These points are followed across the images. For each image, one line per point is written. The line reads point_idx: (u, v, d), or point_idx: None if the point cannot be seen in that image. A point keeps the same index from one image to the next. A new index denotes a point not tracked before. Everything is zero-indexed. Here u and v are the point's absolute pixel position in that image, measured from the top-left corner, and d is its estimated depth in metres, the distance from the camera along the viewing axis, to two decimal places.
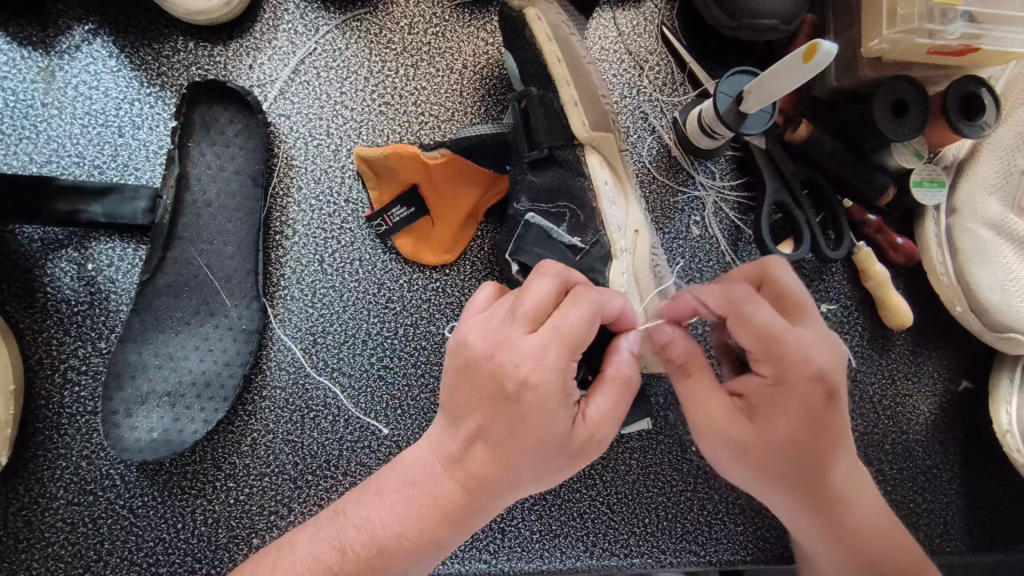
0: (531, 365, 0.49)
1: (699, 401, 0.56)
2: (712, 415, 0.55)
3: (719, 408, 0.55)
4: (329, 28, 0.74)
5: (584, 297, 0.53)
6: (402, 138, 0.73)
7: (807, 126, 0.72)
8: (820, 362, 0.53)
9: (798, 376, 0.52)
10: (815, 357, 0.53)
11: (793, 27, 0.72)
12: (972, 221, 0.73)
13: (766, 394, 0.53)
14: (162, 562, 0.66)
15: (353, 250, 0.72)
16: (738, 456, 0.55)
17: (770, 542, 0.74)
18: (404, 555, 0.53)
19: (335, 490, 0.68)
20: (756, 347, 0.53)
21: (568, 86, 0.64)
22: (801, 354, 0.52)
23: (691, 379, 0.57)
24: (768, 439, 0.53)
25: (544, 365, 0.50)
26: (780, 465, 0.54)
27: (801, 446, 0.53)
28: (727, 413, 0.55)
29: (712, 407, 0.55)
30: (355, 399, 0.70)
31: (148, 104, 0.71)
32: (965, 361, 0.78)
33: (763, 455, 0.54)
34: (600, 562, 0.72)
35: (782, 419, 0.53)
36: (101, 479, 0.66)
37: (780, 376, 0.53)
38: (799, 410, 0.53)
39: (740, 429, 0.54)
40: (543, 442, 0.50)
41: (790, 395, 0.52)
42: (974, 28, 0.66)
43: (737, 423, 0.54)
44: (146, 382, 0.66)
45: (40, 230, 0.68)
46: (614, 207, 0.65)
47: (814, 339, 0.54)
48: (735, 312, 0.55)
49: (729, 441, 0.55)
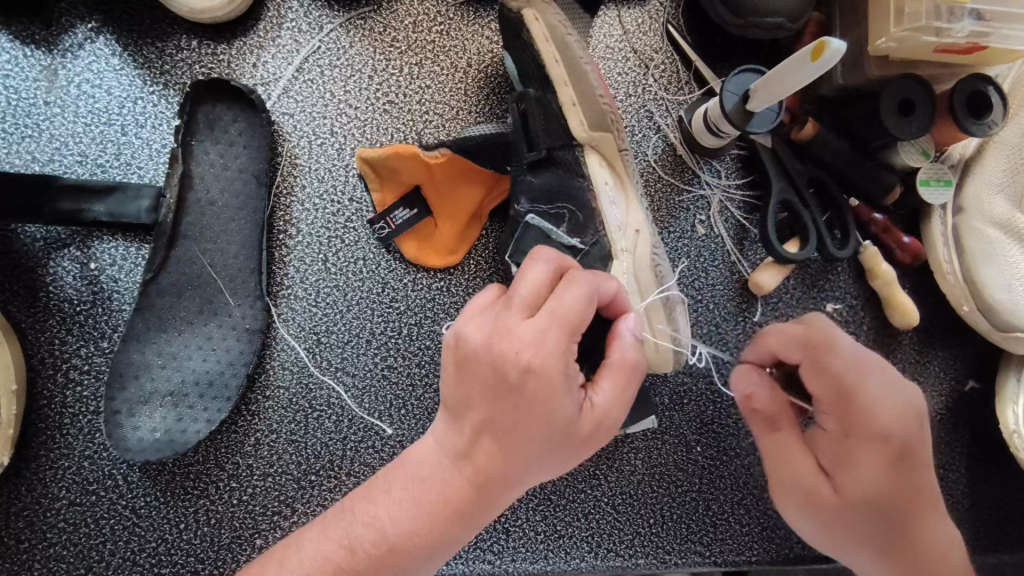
0: (532, 350, 0.50)
1: (785, 456, 0.57)
2: (792, 472, 0.56)
3: (805, 465, 0.56)
4: (333, 26, 0.73)
5: (578, 280, 0.53)
6: (406, 137, 0.73)
7: (813, 124, 0.72)
8: (891, 421, 0.52)
9: (872, 428, 0.52)
10: (889, 416, 0.52)
11: (799, 25, 0.72)
12: (979, 219, 0.72)
13: (839, 447, 0.54)
14: (165, 563, 0.66)
15: (357, 250, 0.71)
16: (816, 514, 0.56)
17: (776, 542, 0.74)
18: (415, 552, 0.53)
19: (339, 490, 0.68)
20: (826, 395, 0.54)
21: (564, 88, 0.63)
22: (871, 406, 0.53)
23: (773, 435, 0.58)
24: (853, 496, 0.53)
25: (544, 349, 0.50)
26: (863, 523, 0.54)
27: (884, 504, 0.53)
28: (809, 473, 0.56)
29: (796, 465, 0.56)
30: (359, 399, 0.69)
31: (151, 103, 0.71)
32: (971, 361, 0.78)
33: (843, 517, 0.54)
34: (605, 563, 0.72)
35: (867, 471, 0.53)
36: (104, 480, 0.66)
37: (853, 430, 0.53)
38: (886, 463, 0.53)
39: (819, 491, 0.55)
40: (552, 431, 0.50)
41: (868, 448, 0.53)
42: (982, 26, 0.66)
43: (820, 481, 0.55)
44: (149, 382, 0.66)
45: (42, 229, 0.68)
46: (614, 208, 0.64)
47: (889, 394, 0.53)
48: (809, 362, 0.55)
49: (811, 499, 0.55)
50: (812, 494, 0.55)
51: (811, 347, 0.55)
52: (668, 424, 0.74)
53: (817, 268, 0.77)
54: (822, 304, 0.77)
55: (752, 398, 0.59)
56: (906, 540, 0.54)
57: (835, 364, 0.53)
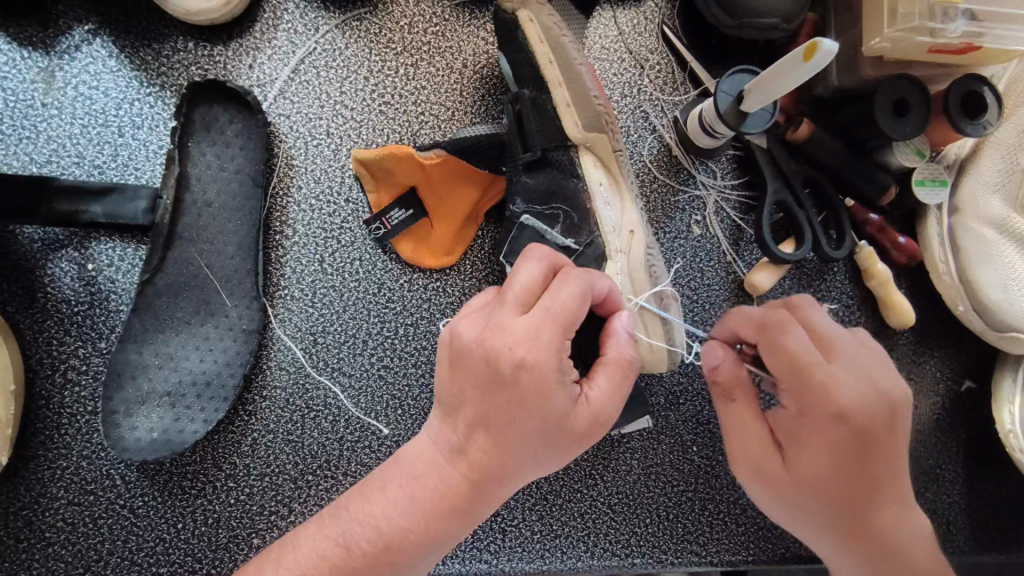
0: (526, 346, 0.50)
1: (736, 428, 0.57)
2: (745, 446, 0.56)
3: (757, 440, 0.56)
4: (329, 27, 0.73)
5: (572, 277, 0.53)
6: (401, 138, 0.73)
7: (808, 125, 0.72)
8: (849, 407, 0.51)
9: (826, 413, 0.51)
10: (850, 404, 0.51)
11: (794, 26, 0.72)
12: (975, 220, 0.73)
13: (794, 426, 0.53)
14: (163, 562, 0.66)
15: (353, 251, 0.71)
16: (767, 488, 0.56)
17: (772, 542, 0.74)
18: (410, 550, 0.53)
19: (336, 490, 0.68)
20: (780, 376, 0.53)
21: (559, 88, 0.64)
22: (826, 390, 0.51)
23: (727, 408, 0.57)
24: (802, 475, 0.53)
25: (537, 344, 0.50)
26: (811, 502, 0.54)
27: (834, 487, 0.53)
28: (761, 448, 0.55)
29: (748, 439, 0.56)
30: (356, 399, 0.70)
31: (148, 104, 0.71)
32: (968, 361, 0.78)
33: (791, 494, 0.54)
34: (600, 563, 0.72)
35: (820, 454, 0.52)
36: (102, 479, 0.66)
37: (805, 411, 0.52)
38: (840, 447, 0.52)
39: (769, 466, 0.55)
40: (546, 425, 0.50)
41: (821, 432, 0.52)
42: (976, 26, 0.66)
43: (771, 457, 0.55)
44: (147, 382, 0.66)
45: (40, 230, 0.68)
46: (608, 208, 0.65)
47: (852, 380, 0.51)
48: (765, 343, 0.53)
49: (762, 475, 0.55)
50: (762, 469, 0.55)
51: (768, 327, 0.53)
52: (664, 424, 0.74)
53: (813, 268, 0.77)
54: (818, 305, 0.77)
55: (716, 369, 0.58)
56: (858, 520, 0.54)
57: (794, 348, 0.52)
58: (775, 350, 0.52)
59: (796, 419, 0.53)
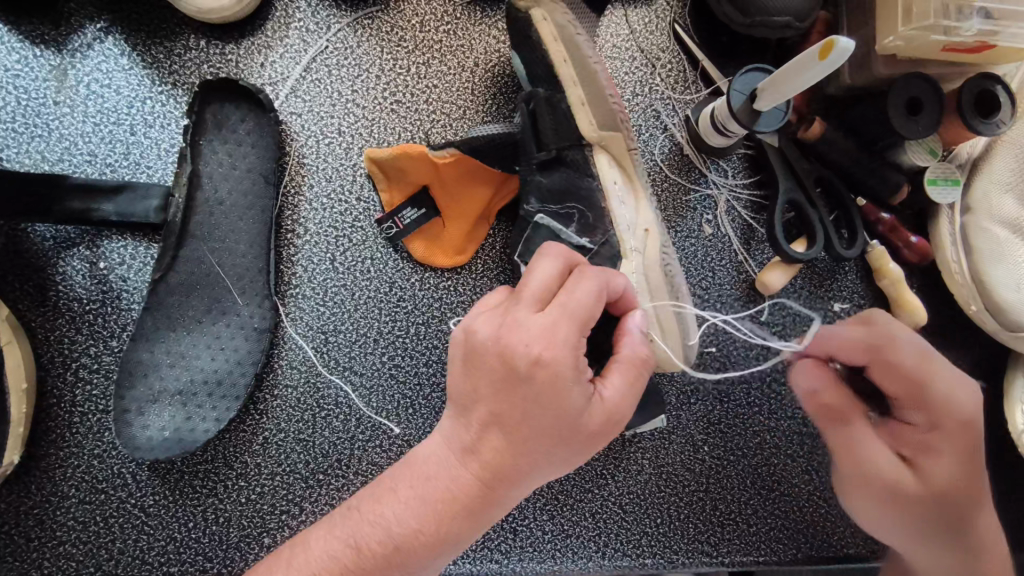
0: (542, 342, 0.50)
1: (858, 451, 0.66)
2: (873, 459, 0.64)
3: (883, 452, 0.64)
4: (340, 26, 0.73)
5: (587, 275, 0.54)
6: (413, 137, 0.73)
7: (821, 124, 0.72)
8: (959, 407, 0.64)
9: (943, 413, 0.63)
10: (963, 399, 0.64)
11: (807, 24, 0.71)
12: (985, 219, 0.72)
13: (913, 435, 0.63)
14: (173, 562, 0.66)
15: (365, 250, 0.71)
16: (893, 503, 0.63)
17: (783, 543, 0.74)
18: (422, 550, 0.53)
19: (347, 490, 0.68)
20: (908, 390, 0.64)
21: (574, 88, 0.63)
22: (948, 395, 0.64)
23: (849, 426, 0.68)
24: (934, 483, 0.60)
25: (554, 341, 0.50)
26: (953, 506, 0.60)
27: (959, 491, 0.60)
28: (890, 461, 0.63)
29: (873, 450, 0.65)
30: (367, 398, 0.69)
31: (160, 103, 0.71)
32: (979, 361, 0.78)
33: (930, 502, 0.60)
34: (612, 563, 0.72)
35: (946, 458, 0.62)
36: (113, 478, 0.66)
37: (929, 417, 0.63)
38: (954, 447, 0.63)
39: (902, 478, 0.62)
40: (561, 421, 0.50)
41: (941, 432, 0.63)
42: (990, 25, 0.65)
43: (903, 471, 0.62)
44: (158, 381, 0.66)
45: (51, 228, 0.68)
46: (624, 207, 0.65)
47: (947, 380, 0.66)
48: (881, 359, 0.66)
49: (894, 483, 0.63)
50: (894, 481, 0.63)
51: (884, 342, 0.67)
52: (676, 423, 0.74)
53: (824, 268, 0.77)
54: (830, 305, 0.77)
55: (819, 394, 0.70)
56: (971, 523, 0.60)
57: (899, 360, 0.65)
58: (893, 365, 0.65)
59: (923, 428, 0.63)
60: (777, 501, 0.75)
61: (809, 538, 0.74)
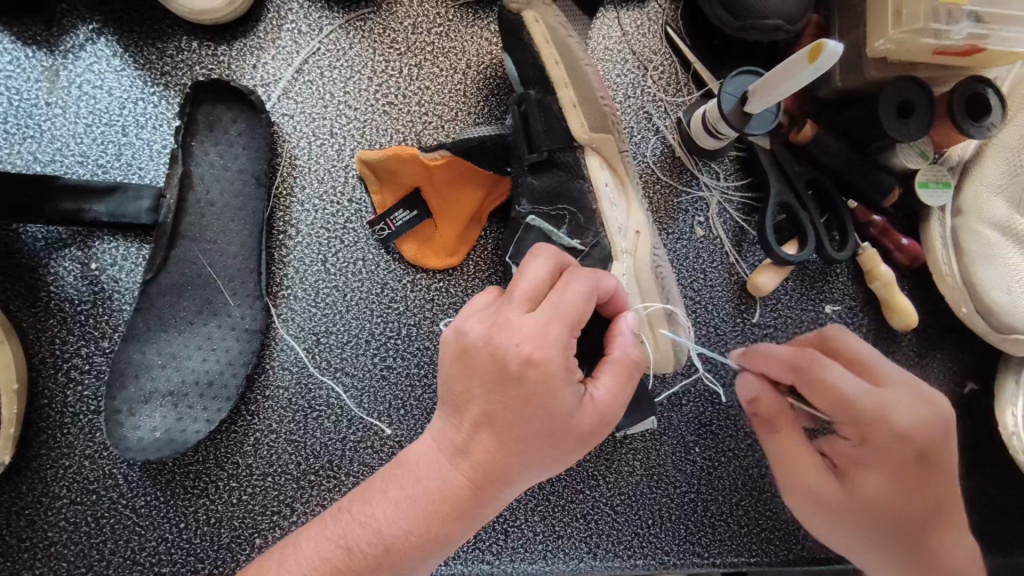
0: (534, 342, 0.50)
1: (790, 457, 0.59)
2: (807, 471, 0.58)
3: (813, 465, 0.59)
4: (332, 27, 0.74)
5: (579, 275, 0.54)
6: (405, 138, 0.73)
7: (812, 125, 0.72)
8: (909, 426, 0.55)
9: (883, 440, 0.55)
10: (899, 419, 0.55)
11: (798, 27, 0.71)
12: (975, 222, 0.72)
13: (855, 453, 0.57)
14: (165, 562, 0.66)
15: (357, 251, 0.72)
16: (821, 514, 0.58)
17: (774, 544, 0.74)
18: (412, 552, 0.53)
19: (338, 490, 0.68)
20: (840, 414, 0.55)
21: (565, 90, 0.64)
22: (878, 414, 0.55)
23: (777, 437, 0.60)
24: (861, 496, 0.56)
25: (545, 341, 0.50)
26: (878, 525, 0.56)
27: (892, 510, 0.56)
28: (819, 470, 0.58)
29: (803, 463, 0.59)
30: (358, 399, 0.70)
31: (152, 104, 0.71)
32: (969, 362, 0.78)
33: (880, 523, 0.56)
34: (603, 564, 0.72)
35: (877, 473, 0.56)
36: (104, 479, 0.66)
37: (866, 437, 0.55)
38: (891, 466, 0.56)
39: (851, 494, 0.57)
40: (551, 421, 0.50)
41: (885, 456, 0.55)
42: (981, 28, 0.66)
43: (829, 480, 0.58)
44: (149, 382, 0.66)
45: (43, 229, 0.68)
46: (615, 207, 0.65)
47: (901, 395, 0.56)
48: (803, 380, 0.56)
49: (819, 498, 0.58)
50: (821, 496, 0.58)
51: (807, 367, 0.56)
52: (667, 425, 0.74)
53: (816, 271, 0.77)
54: (821, 307, 0.77)
55: (755, 402, 0.61)
56: (926, 537, 0.57)
57: (832, 378, 0.55)
58: (824, 385, 0.55)
59: (858, 449, 0.57)
60: (768, 502, 0.75)
61: (800, 539, 0.75)
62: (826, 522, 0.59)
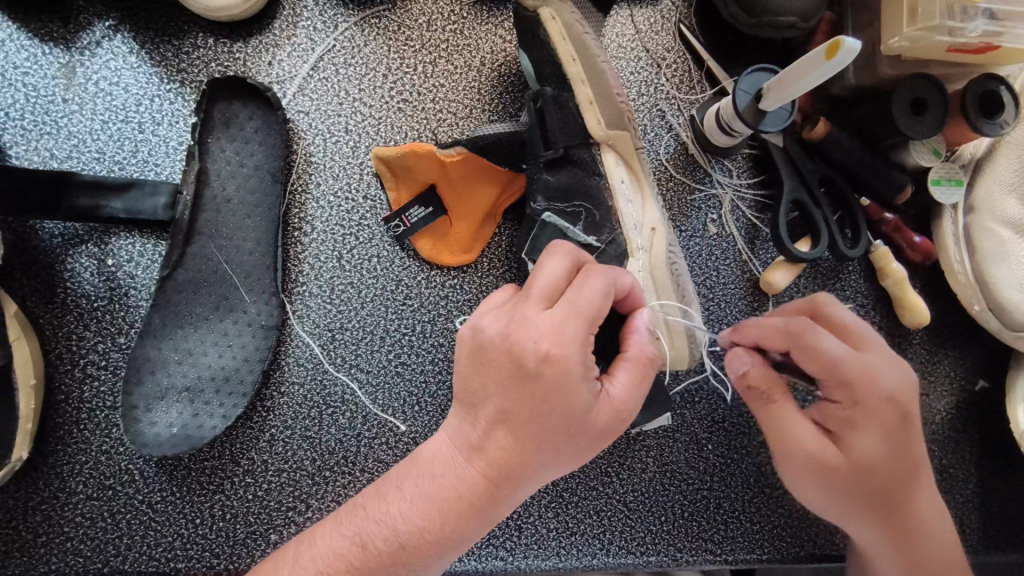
0: (551, 339, 0.50)
1: (784, 427, 0.58)
2: (803, 441, 0.57)
3: (810, 431, 0.58)
4: (348, 25, 0.74)
5: (595, 272, 0.54)
6: (419, 135, 0.73)
7: (825, 124, 0.72)
8: (893, 387, 0.56)
9: (875, 402, 0.55)
10: (885, 380, 0.56)
11: (813, 25, 0.72)
12: (988, 220, 0.73)
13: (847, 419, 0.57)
14: (180, 558, 0.66)
15: (371, 247, 0.72)
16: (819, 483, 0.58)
17: (787, 541, 0.75)
18: (428, 548, 0.53)
19: (352, 487, 0.68)
20: (830, 377, 0.56)
21: (582, 87, 0.64)
22: (868, 377, 0.55)
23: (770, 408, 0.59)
24: (858, 459, 0.56)
25: (562, 338, 0.51)
26: (870, 487, 0.57)
27: (885, 470, 0.56)
28: (816, 439, 0.57)
29: (802, 433, 0.57)
30: (373, 395, 0.70)
31: (168, 101, 0.71)
32: (980, 360, 0.78)
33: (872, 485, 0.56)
34: (616, 560, 0.72)
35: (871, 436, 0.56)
36: (121, 474, 0.67)
37: (856, 400, 0.56)
38: (882, 427, 0.56)
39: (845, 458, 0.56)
40: (568, 418, 0.50)
41: (874, 418, 0.56)
42: (996, 26, 0.66)
43: (827, 446, 0.57)
44: (165, 377, 0.66)
45: (60, 225, 0.68)
46: (630, 205, 0.65)
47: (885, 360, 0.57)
48: (798, 346, 0.56)
49: (819, 466, 0.57)
50: (821, 464, 0.57)
51: (798, 334, 0.56)
52: (680, 422, 0.74)
53: (828, 268, 0.78)
54: None
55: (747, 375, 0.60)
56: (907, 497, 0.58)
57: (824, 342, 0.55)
58: (814, 353, 0.55)
59: (851, 414, 0.56)
60: (780, 500, 0.75)
61: (812, 536, 0.75)
62: (821, 488, 0.58)
